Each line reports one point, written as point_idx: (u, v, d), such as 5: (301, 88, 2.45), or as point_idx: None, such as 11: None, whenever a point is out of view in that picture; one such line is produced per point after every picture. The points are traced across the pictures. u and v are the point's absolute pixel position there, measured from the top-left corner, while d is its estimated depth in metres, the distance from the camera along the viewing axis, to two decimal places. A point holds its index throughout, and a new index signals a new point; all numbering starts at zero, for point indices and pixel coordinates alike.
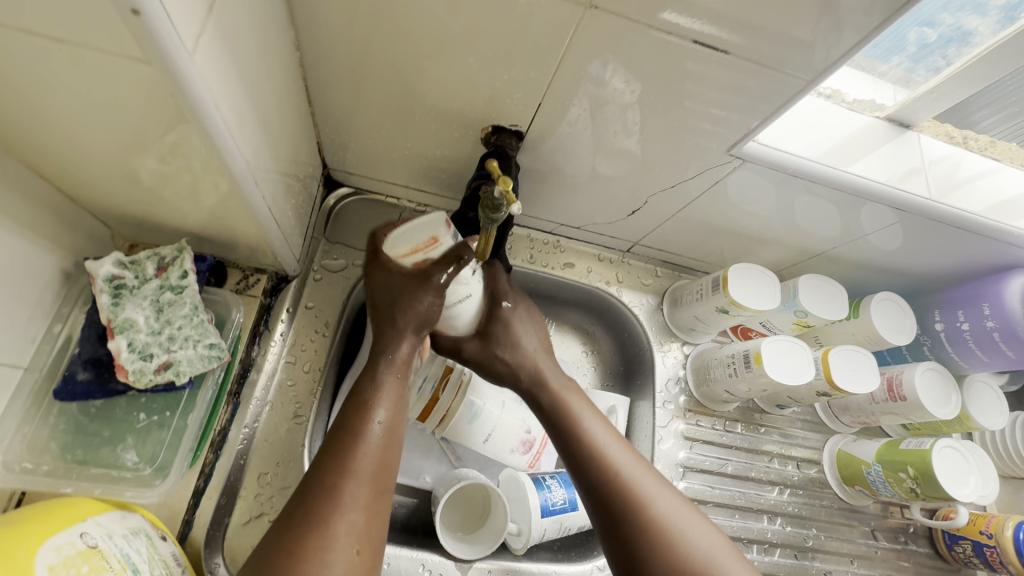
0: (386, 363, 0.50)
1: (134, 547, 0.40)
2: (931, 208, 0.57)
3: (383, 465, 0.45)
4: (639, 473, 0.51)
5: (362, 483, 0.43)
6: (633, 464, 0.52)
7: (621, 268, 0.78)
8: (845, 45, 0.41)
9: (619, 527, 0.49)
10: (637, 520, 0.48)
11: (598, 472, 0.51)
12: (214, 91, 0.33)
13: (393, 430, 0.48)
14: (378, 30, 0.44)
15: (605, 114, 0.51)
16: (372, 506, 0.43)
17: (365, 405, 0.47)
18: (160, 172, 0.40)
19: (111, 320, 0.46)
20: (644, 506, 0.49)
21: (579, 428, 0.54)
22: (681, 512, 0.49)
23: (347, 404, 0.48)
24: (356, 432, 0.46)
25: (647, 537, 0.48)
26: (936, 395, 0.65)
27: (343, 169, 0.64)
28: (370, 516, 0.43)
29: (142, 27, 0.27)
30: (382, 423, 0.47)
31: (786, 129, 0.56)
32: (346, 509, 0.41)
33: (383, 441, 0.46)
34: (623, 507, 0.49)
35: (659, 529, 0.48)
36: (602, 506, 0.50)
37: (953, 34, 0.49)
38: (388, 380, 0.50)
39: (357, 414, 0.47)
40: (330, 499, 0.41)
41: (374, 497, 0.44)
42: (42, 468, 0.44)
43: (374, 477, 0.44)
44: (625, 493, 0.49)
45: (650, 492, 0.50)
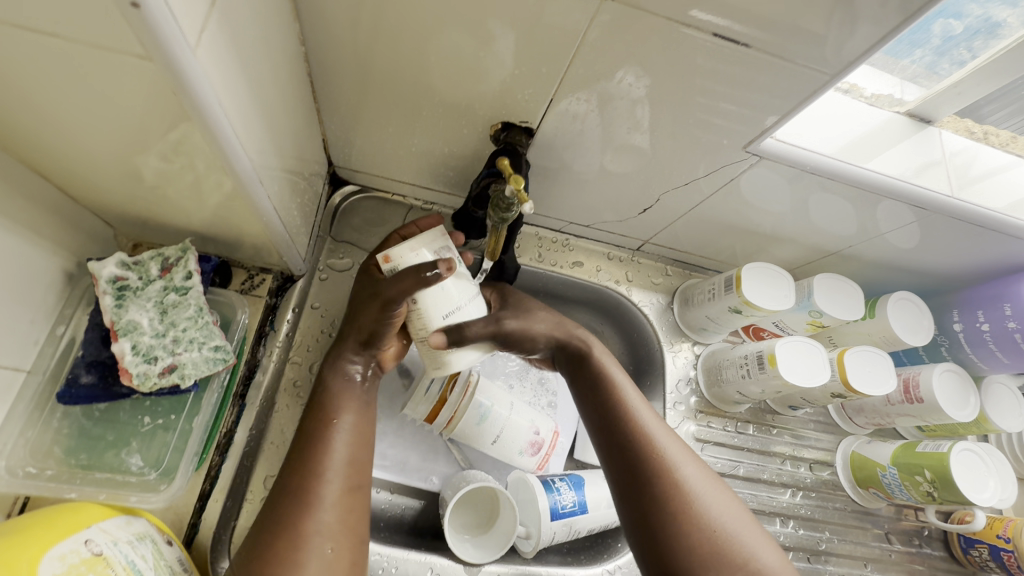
0: (332, 376, 0.51)
1: (140, 554, 0.40)
2: (952, 206, 0.55)
3: (352, 466, 0.47)
4: (667, 439, 0.52)
5: (333, 485, 0.46)
6: (663, 430, 0.53)
7: (631, 266, 0.76)
8: (871, 39, 0.40)
9: (642, 490, 0.49)
10: (663, 484, 0.49)
11: (627, 434, 0.52)
12: (217, 87, 0.32)
13: (360, 430, 0.50)
14: (386, 24, 0.43)
15: (618, 110, 0.50)
16: (347, 505, 0.46)
17: (325, 412, 0.49)
18: (163, 171, 0.39)
19: (115, 322, 0.45)
20: (671, 471, 0.49)
21: (613, 389, 0.54)
22: (704, 485, 0.50)
23: (309, 410, 0.49)
24: (321, 436, 0.47)
25: (671, 503, 0.48)
26: (954, 397, 0.64)
27: (348, 167, 0.63)
28: (345, 513, 0.45)
29: (141, 22, 0.25)
30: (348, 423, 0.49)
31: (803, 124, 0.54)
32: (318, 511, 0.44)
33: (349, 442, 0.48)
34: (649, 471, 0.49)
35: (686, 498, 0.48)
36: (629, 467, 0.50)
37: (981, 26, 0.47)
38: (348, 385, 0.51)
39: (316, 419, 0.48)
40: (300, 506, 0.44)
41: (347, 496, 0.46)
42: (45, 472, 0.44)
43: (345, 479, 0.46)
44: (653, 457, 0.50)
45: (677, 458, 0.51)
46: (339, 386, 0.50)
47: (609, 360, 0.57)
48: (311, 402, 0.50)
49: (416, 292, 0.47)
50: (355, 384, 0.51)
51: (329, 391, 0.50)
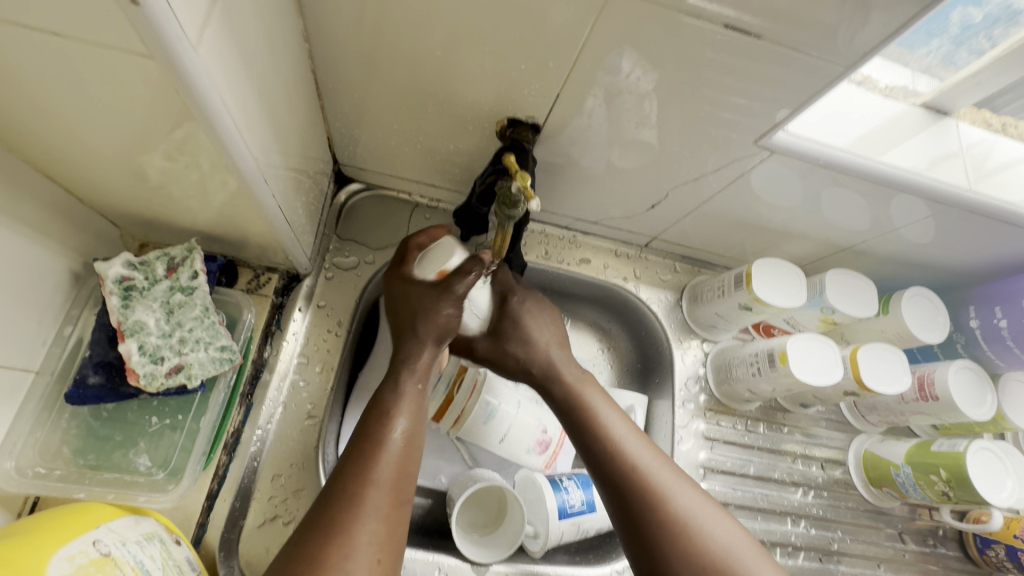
0: (399, 376, 0.49)
1: (149, 554, 0.40)
2: (969, 199, 0.54)
3: (403, 473, 0.44)
4: (660, 468, 0.48)
5: (381, 487, 0.42)
6: (655, 459, 0.49)
7: (639, 263, 0.75)
8: (885, 27, 0.38)
9: (634, 526, 0.46)
10: (655, 519, 0.45)
11: (615, 469, 0.48)
12: (219, 85, 0.32)
13: (414, 435, 0.46)
14: (390, 20, 0.42)
15: (626, 105, 0.49)
16: (393, 516, 0.41)
17: (385, 412, 0.47)
18: (169, 170, 0.39)
19: (121, 323, 0.45)
20: (664, 503, 0.46)
21: (597, 424, 0.51)
22: (703, 509, 0.46)
23: (371, 409, 0.47)
24: (378, 438, 0.44)
25: (665, 536, 0.44)
26: (970, 395, 0.62)
27: (353, 165, 0.63)
28: (391, 525, 0.41)
29: (141, 18, 0.25)
30: (404, 427, 0.46)
31: (816, 117, 0.53)
32: (365, 513, 0.40)
33: (404, 446, 0.45)
34: (640, 506, 0.46)
35: (680, 526, 0.45)
36: (620, 504, 0.47)
37: (1001, 14, 0.46)
38: (409, 389, 0.49)
39: (379, 421, 0.46)
40: (349, 504, 0.40)
41: (394, 501, 0.42)
42: (55, 472, 0.44)
43: (393, 483, 0.43)
44: (643, 491, 0.46)
45: (670, 486, 0.47)
46: (396, 385, 0.49)
47: (595, 395, 0.54)
48: (373, 401, 0.48)
49: (462, 291, 0.52)
50: (418, 384, 0.50)
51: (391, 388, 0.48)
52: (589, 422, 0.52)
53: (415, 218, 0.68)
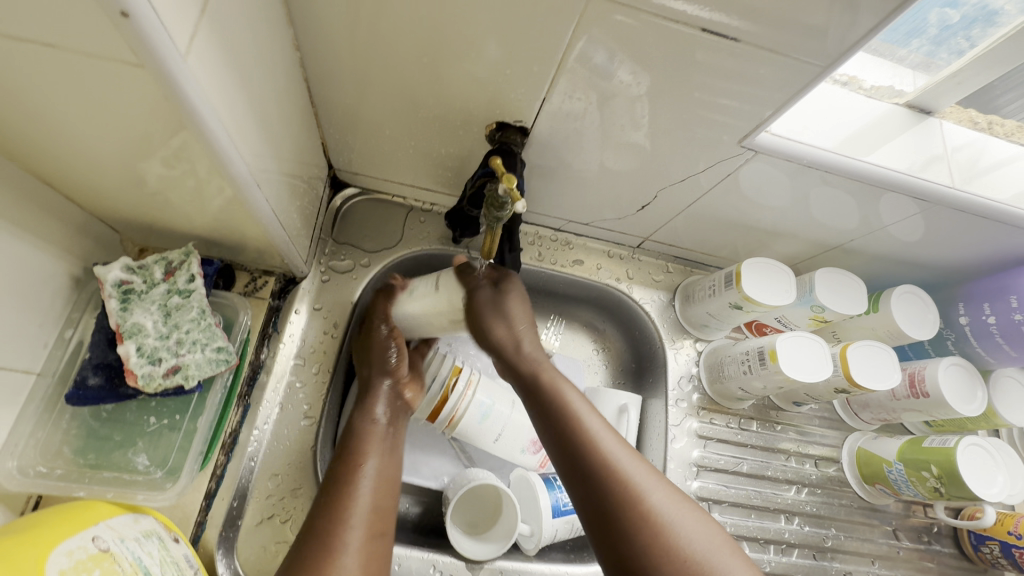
0: (361, 422, 0.54)
1: (146, 550, 0.41)
2: (954, 197, 0.54)
3: (377, 511, 0.48)
4: (632, 464, 0.49)
5: (357, 529, 0.46)
6: (628, 456, 0.49)
7: (631, 264, 0.76)
8: (861, 30, 0.39)
9: (606, 519, 0.46)
10: (627, 513, 0.45)
11: (588, 463, 0.49)
12: (209, 92, 0.33)
13: (385, 478, 0.51)
14: (379, 28, 0.44)
15: (612, 108, 0.50)
16: (369, 552, 0.45)
17: (354, 455, 0.51)
18: (165, 177, 0.40)
19: (120, 325, 0.46)
20: (637, 497, 0.46)
21: (574, 419, 0.52)
22: (676, 505, 0.46)
23: (340, 456, 0.51)
24: (348, 479, 0.49)
25: (637, 530, 0.44)
26: (961, 391, 0.63)
27: (348, 170, 0.64)
28: (368, 560, 0.45)
29: (131, 30, 0.26)
30: (373, 467, 0.51)
31: (799, 118, 0.53)
32: (343, 555, 0.44)
33: (375, 489, 0.49)
34: (614, 501, 0.46)
35: (654, 521, 0.45)
36: (593, 500, 0.47)
37: (978, 14, 0.47)
38: (368, 428, 0.54)
39: (347, 463, 0.50)
40: (325, 547, 0.44)
41: (370, 543, 0.46)
42: (56, 472, 0.45)
43: (369, 525, 0.47)
44: (616, 484, 0.47)
45: (644, 483, 0.47)
46: (366, 427, 0.54)
47: (572, 393, 0.55)
48: (343, 446, 0.52)
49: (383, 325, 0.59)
50: (382, 429, 0.54)
51: (359, 435, 0.53)
52: (563, 416, 0.52)
53: (409, 221, 0.69)
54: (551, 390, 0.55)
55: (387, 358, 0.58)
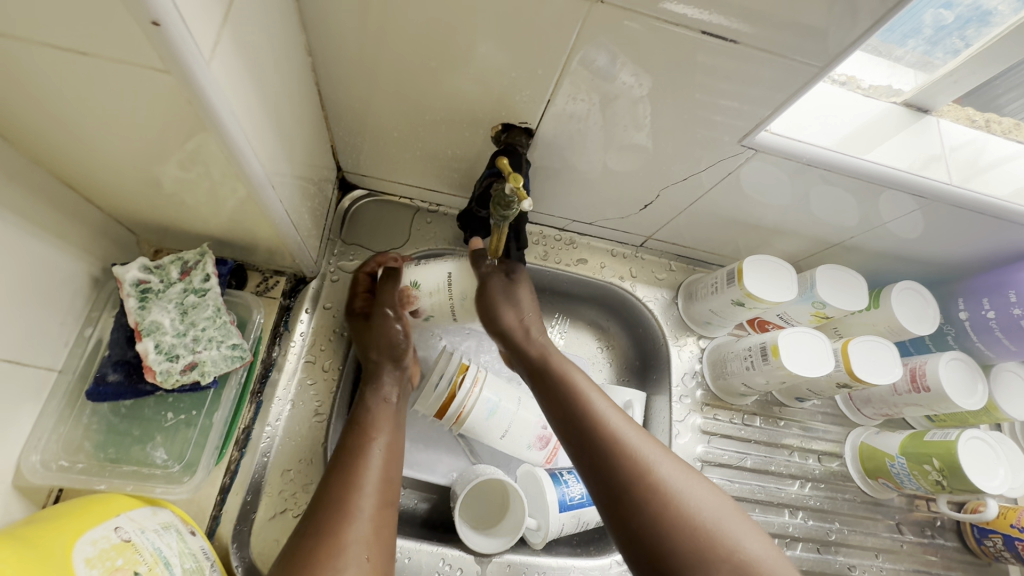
0: (373, 398, 0.56)
1: (166, 542, 0.42)
2: (952, 193, 0.55)
3: (387, 482, 0.50)
4: (638, 438, 0.50)
5: (370, 497, 0.47)
6: (634, 431, 0.51)
7: (635, 263, 0.77)
8: (859, 30, 0.40)
9: (614, 489, 0.47)
10: (632, 482, 0.46)
11: (596, 438, 0.50)
12: (229, 97, 0.34)
13: (393, 449, 0.53)
14: (389, 34, 0.45)
15: (616, 109, 0.52)
16: (380, 520, 0.47)
17: (366, 429, 0.53)
18: (183, 179, 0.41)
19: (138, 323, 0.47)
20: (644, 468, 0.47)
21: (584, 400, 0.53)
22: (685, 477, 0.47)
23: (352, 428, 0.53)
24: (361, 451, 0.50)
25: (645, 497, 0.45)
26: (962, 385, 0.64)
27: (357, 171, 0.65)
28: (378, 526, 0.46)
29: (160, 38, 0.27)
30: (383, 442, 0.52)
31: (799, 117, 0.54)
32: (356, 520, 0.45)
33: (385, 460, 0.51)
34: (620, 473, 0.47)
35: (664, 491, 0.45)
36: (603, 476, 0.48)
37: (971, 14, 0.48)
38: (377, 407, 0.55)
39: (359, 437, 0.52)
40: (339, 513, 0.45)
41: (381, 509, 0.48)
42: (77, 465, 0.46)
43: (380, 493, 0.48)
44: (622, 456, 0.48)
45: (653, 458, 0.48)
46: (376, 405, 0.56)
47: (580, 377, 0.56)
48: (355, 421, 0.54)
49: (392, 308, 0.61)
50: (391, 406, 0.56)
51: (370, 410, 0.55)
52: (569, 397, 0.54)
53: (416, 222, 0.71)
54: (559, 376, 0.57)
55: (395, 340, 0.60)
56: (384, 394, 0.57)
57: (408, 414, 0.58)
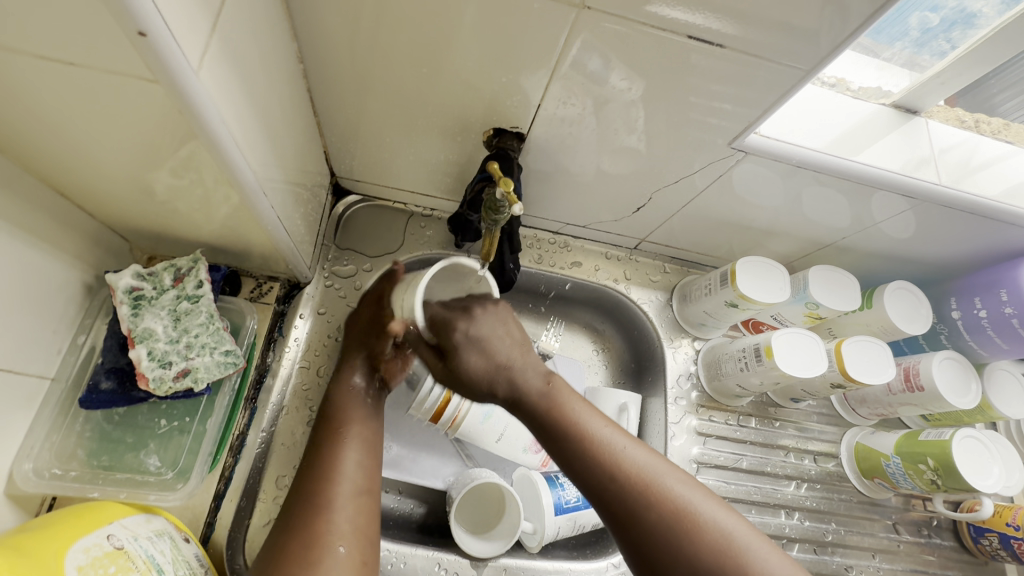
0: (339, 388, 0.56)
1: (159, 549, 0.42)
2: (942, 193, 0.56)
3: (362, 474, 0.50)
4: (647, 463, 0.46)
5: (343, 487, 0.48)
6: (640, 453, 0.47)
7: (629, 265, 0.78)
8: (847, 31, 0.41)
9: (633, 531, 0.43)
10: (651, 517, 0.43)
11: (604, 475, 0.46)
12: (219, 104, 0.35)
13: (366, 439, 0.53)
14: (380, 41, 0.45)
15: (607, 113, 0.52)
16: (357, 507, 0.48)
17: (336, 423, 0.53)
18: (175, 186, 0.42)
19: (131, 330, 0.48)
20: (659, 497, 0.44)
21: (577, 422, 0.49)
22: (698, 494, 0.44)
23: (323, 423, 0.53)
24: (333, 445, 0.51)
25: (669, 536, 0.42)
26: (956, 384, 0.64)
27: (350, 177, 0.65)
28: (356, 515, 0.47)
29: (149, 48, 0.28)
30: (355, 434, 0.52)
31: (788, 119, 0.55)
32: (331, 512, 0.46)
33: (357, 451, 0.51)
34: (638, 511, 0.44)
35: (679, 517, 0.43)
36: (613, 505, 0.45)
37: (957, 16, 0.48)
38: (346, 400, 0.55)
39: (330, 430, 0.52)
40: (312, 507, 0.46)
41: (356, 499, 0.48)
42: (70, 473, 0.46)
43: (356, 484, 0.49)
44: (635, 490, 0.44)
45: (662, 479, 0.45)
46: (341, 396, 0.55)
47: (564, 393, 0.51)
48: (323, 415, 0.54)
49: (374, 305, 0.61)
50: (359, 395, 0.56)
51: (336, 402, 0.55)
52: (564, 425, 0.49)
53: (410, 226, 0.71)
54: (543, 394, 0.50)
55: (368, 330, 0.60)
56: (353, 383, 0.56)
57: (382, 405, 0.58)
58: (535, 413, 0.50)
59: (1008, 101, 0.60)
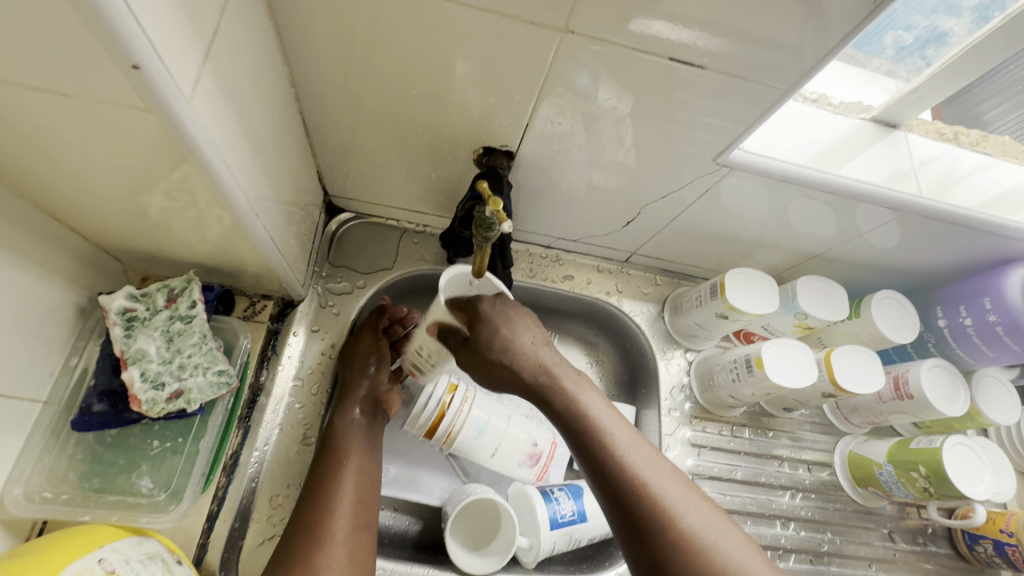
0: (341, 421, 0.57)
1: (151, 572, 0.42)
2: (924, 205, 0.57)
3: (360, 505, 0.52)
4: (664, 479, 0.46)
5: (342, 521, 0.50)
6: (658, 470, 0.46)
7: (621, 278, 0.79)
8: (823, 50, 0.42)
9: (643, 542, 0.43)
10: (661, 535, 0.43)
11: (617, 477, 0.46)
12: (210, 129, 0.35)
13: (366, 471, 0.55)
14: (371, 64, 0.46)
15: (596, 130, 0.53)
16: (354, 542, 0.50)
17: (336, 455, 0.54)
18: (169, 208, 0.42)
19: (124, 352, 0.48)
20: (670, 515, 0.43)
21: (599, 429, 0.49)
22: (712, 517, 0.44)
23: (324, 454, 0.55)
24: (332, 476, 0.53)
25: (681, 558, 0.41)
26: (944, 392, 0.64)
27: (343, 195, 0.66)
28: (351, 550, 0.49)
29: (142, 80, 0.28)
30: (354, 465, 0.54)
31: (771, 135, 0.56)
32: (329, 545, 0.48)
33: (357, 483, 0.53)
34: (644, 516, 0.44)
35: (688, 539, 0.42)
36: (626, 515, 0.45)
37: (929, 35, 0.50)
38: (347, 432, 0.57)
39: (330, 463, 0.54)
40: (314, 539, 0.48)
41: (354, 533, 0.51)
42: (61, 497, 0.46)
43: (354, 517, 0.51)
44: (649, 504, 0.44)
45: (676, 500, 0.44)
46: (345, 428, 0.57)
47: (593, 399, 0.52)
48: (323, 447, 0.56)
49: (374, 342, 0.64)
50: (359, 429, 0.58)
51: (339, 434, 0.56)
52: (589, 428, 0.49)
53: (403, 243, 0.72)
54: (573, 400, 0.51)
55: (367, 365, 0.62)
56: (353, 416, 0.58)
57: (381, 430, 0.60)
58: (567, 416, 0.51)
59: (993, 109, 0.62)
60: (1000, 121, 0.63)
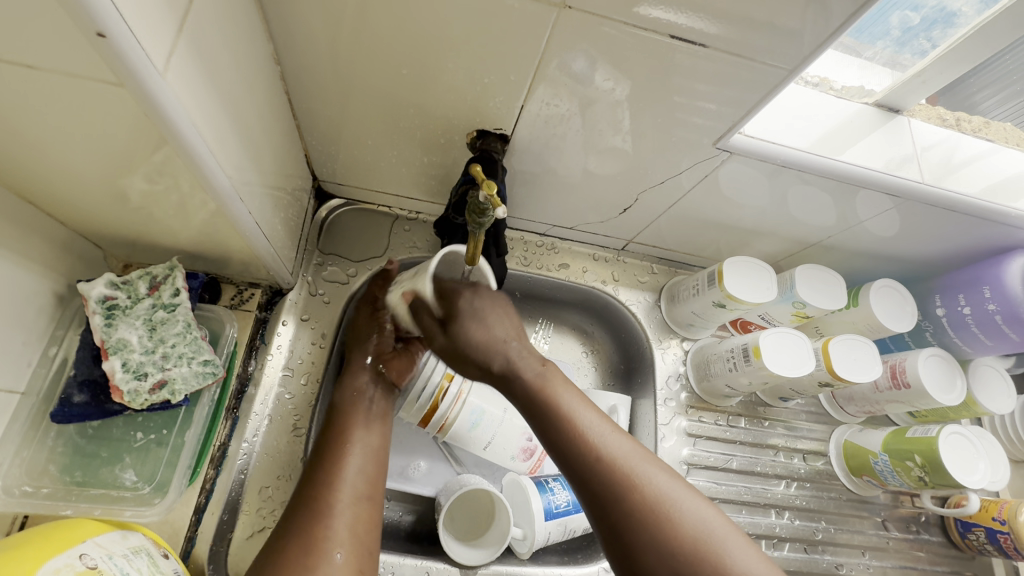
0: (345, 395, 0.56)
1: (135, 567, 0.41)
2: (926, 191, 0.56)
3: (365, 476, 0.51)
4: (627, 452, 0.47)
5: (343, 494, 0.48)
6: (620, 443, 0.48)
7: (617, 266, 0.78)
8: (828, 30, 0.40)
9: (611, 517, 0.45)
10: (626, 505, 0.44)
11: (580, 455, 0.48)
12: (188, 106, 0.34)
13: (370, 446, 0.53)
14: (359, 42, 0.44)
15: (593, 113, 0.51)
16: (356, 513, 0.47)
17: (341, 428, 0.53)
18: (148, 192, 0.40)
19: (104, 341, 0.46)
20: (634, 487, 0.45)
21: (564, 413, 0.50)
22: (676, 485, 0.46)
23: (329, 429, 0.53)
24: (336, 447, 0.51)
25: (645, 526, 0.43)
26: (941, 381, 0.64)
27: (333, 180, 0.64)
28: (354, 522, 0.47)
29: (109, 50, 0.26)
30: (359, 437, 0.53)
31: (772, 119, 0.55)
32: (328, 517, 0.46)
33: (360, 455, 0.52)
34: (609, 489, 0.45)
35: (653, 508, 0.44)
36: (591, 491, 0.46)
37: (936, 16, 0.49)
38: (349, 400, 0.56)
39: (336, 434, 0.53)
40: (314, 511, 0.46)
41: (356, 505, 0.48)
42: (42, 490, 0.45)
43: (356, 490, 0.49)
44: (615, 479, 0.46)
45: (641, 471, 0.46)
46: (350, 403, 0.55)
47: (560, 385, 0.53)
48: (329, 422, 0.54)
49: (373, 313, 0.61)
50: (365, 399, 0.56)
51: (343, 407, 0.55)
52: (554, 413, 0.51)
53: (395, 230, 0.70)
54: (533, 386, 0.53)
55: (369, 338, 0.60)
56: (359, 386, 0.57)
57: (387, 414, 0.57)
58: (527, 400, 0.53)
59: (990, 98, 0.62)
60: (998, 108, 0.62)
